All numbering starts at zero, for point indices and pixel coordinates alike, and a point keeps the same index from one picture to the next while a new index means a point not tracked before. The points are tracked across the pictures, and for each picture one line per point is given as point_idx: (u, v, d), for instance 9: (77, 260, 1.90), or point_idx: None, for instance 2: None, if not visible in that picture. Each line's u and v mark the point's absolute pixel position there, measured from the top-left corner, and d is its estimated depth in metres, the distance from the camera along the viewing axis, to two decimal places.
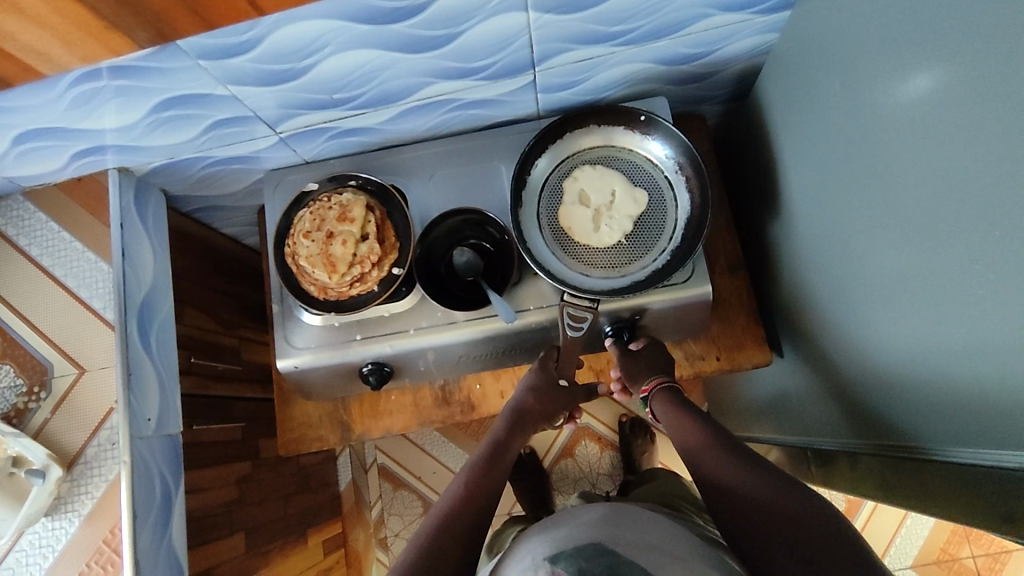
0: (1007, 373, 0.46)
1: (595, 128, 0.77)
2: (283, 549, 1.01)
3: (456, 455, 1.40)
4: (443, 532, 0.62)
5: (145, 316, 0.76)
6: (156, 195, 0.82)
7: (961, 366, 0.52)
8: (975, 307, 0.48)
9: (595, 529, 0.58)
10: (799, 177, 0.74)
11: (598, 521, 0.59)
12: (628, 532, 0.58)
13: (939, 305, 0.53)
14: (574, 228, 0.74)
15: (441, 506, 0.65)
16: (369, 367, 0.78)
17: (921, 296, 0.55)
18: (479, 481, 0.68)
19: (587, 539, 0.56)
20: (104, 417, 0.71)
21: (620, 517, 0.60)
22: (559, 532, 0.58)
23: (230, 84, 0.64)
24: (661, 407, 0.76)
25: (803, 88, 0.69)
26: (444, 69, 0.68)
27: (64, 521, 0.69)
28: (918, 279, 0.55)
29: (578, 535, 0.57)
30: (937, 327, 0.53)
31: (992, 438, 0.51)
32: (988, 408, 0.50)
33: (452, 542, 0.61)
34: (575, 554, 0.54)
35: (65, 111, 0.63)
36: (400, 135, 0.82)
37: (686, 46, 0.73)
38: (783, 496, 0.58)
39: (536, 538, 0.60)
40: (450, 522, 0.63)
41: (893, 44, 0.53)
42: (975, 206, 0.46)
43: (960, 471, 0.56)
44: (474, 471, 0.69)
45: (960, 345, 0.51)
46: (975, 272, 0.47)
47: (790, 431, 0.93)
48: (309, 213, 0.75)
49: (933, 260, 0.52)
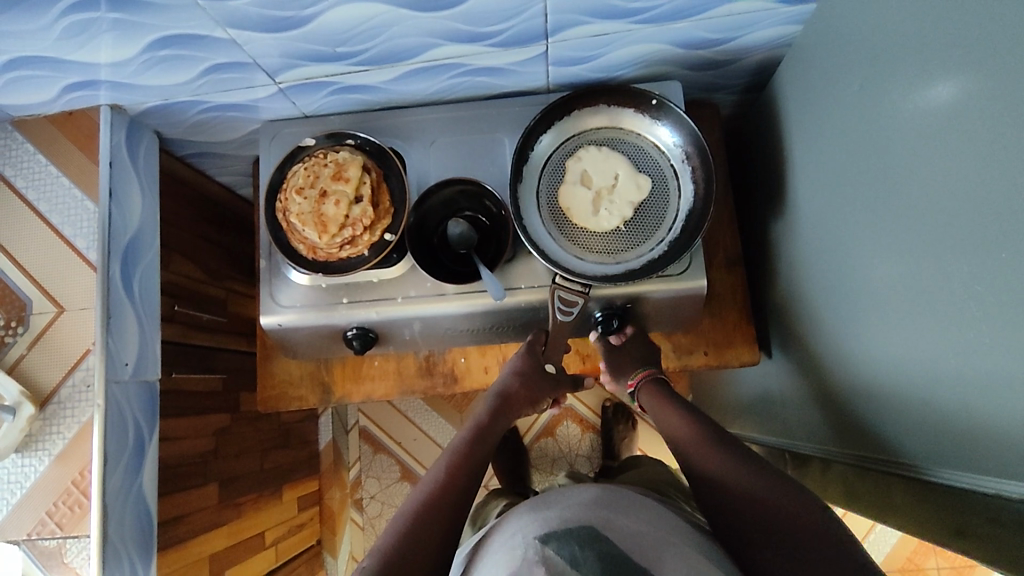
0: (997, 397, 0.45)
1: (604, 108, 0.75)
2: (256, 503, 1.01)
3: (438, 425, 1.41)
4: (429, 516, 0.59)
5: (129, 259, 0.74)
6: (150, 136, 0.80)
7: (951, 386, 0.51)
8: (971, 327, 0.47)
9: (587, 512, 0.57)
10: (807, 178, 0.72)
11: (590, 504, 0.58)
12: (621, 517, 0.57)
13: (936, 320, 0.51)
14: (573, 211, 0.72)
15: (425, 488, 0.62)
16: (353, 331, 0.77)
17: (920, 310, 0.53)
18: (466, 464, 0.65)
19: (582, 522, 0.55)
20: (81, 358, 0.69)
21: (615, 502, 0.60)
22: (551, 511, 0.58)
23: (230, 27, 0.61)
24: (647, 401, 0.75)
25: (821, 85, 0.67)
26: (453, 31, 0.66)
27: (34, 459, 0.68)
28: (919, 292, 0.53)
29: (570, 516, 0.56)
30: (931, 342, 0.52)
31: (969, 463, 0.50)
32: (969, 432, 0.50)
33: (439, 521, 0.59)
34: (567, 534, 0.54)
35: (57, 41, 0.61)
36: (403, 97, 0.80)
37: (706, 30, 0.70)
38: (786, 502, 0.56)
39: (525, 517, 0.59)
40: (437, 505, 0.60)
41: (917, 47, 0.50)
42: (986, 222, 0.44)
43: (927, 489, 0.57)
44: (460, 452, 0.67)
45: (953, 363, 0.50)
46: (973, 294, 0.46)
47: (768, 431, 0.93)
48: (303, 168, 0.73)
49: (935, 274, 0.50)
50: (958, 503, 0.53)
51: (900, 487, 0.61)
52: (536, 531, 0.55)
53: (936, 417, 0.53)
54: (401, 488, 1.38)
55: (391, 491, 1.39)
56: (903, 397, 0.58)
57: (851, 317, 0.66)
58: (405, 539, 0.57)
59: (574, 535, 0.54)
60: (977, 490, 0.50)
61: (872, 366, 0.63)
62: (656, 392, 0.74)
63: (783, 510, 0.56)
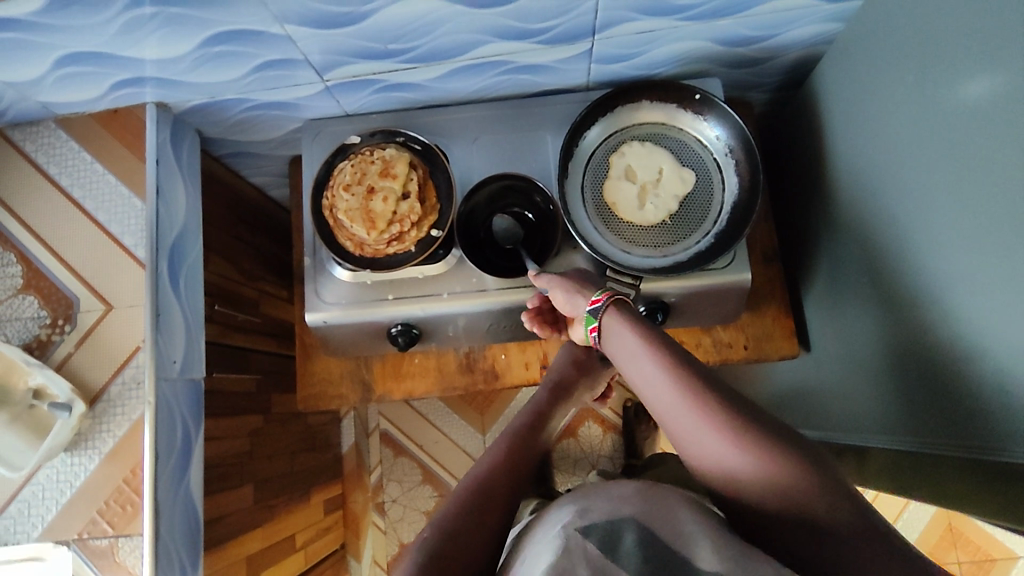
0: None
1: (648, 104, 0.76)
2: (287, 505, 1.01)
3: (460, 427, 1.40)
4: (489, 497, 0.59)
5: (175, 258, 0.74)
6: (192, 135, 0.80)
7: (1016, 369, 0.51)
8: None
9: (630, 503, 0.49)
10: (850, 171, 0.73)
11: (631, 496, 0.50)
12: (672, 512, 0.48)
13: (999, 305, 0.52)
14: (619, 205, 0.73)
15: (483, 470, 0.62)
16: (398, 328, 0.77)
17: (981, 296, 0.54)
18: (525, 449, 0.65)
19: (626, 514, 0.48)
20: (129, 356, 0.69)
21: (662, 491, 0.52)
22: (591, 499, 0.50)
23: (287, 24, 0.62)
24: (634, 350, 0.57)
25: (865, 80, 0.68)
26: (504, 27, 0.67)
27: (84, 458, 0.67)
28: (981, 278, 0.54)
29: (614, 510, 0.49)
30: (991, 324, 0.53)
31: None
32: None
33: (496, 498, 0.59)
34: (608, 528, 0.47)
35: (114, 37, 0.61)
36: (445, 95, 0.80)
37: (748, 27, 0.72)
38: (795, 485, 0.47)
39: (563, 509, 0.52)
40: (495, 488, 0.60)
41: (973, 39, 0.52)
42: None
43: (975, 468, 0.57)
44: (518, 437, 0.66)
45: (1017, 346, 0.51)
46: None
47: (804, 424, 0.94)
48: (349, 165, 0.73)
49: (998, 259, 0.52)
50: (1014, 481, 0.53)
51: (948, 469, 0.62)
52: (575, 522, 0.48)
53: (995, 399, 0.54)
54: (423, 491, 1.38)
55: (413, 494, 1.38)
56: (959, 382, 0.59)
57: (901, 306, 0.67)
58: (463, 514, 0.57)
59: (617, 527, 0.47)
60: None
61: (922, 353, 0.64)
62: (617, 328, 0.60)
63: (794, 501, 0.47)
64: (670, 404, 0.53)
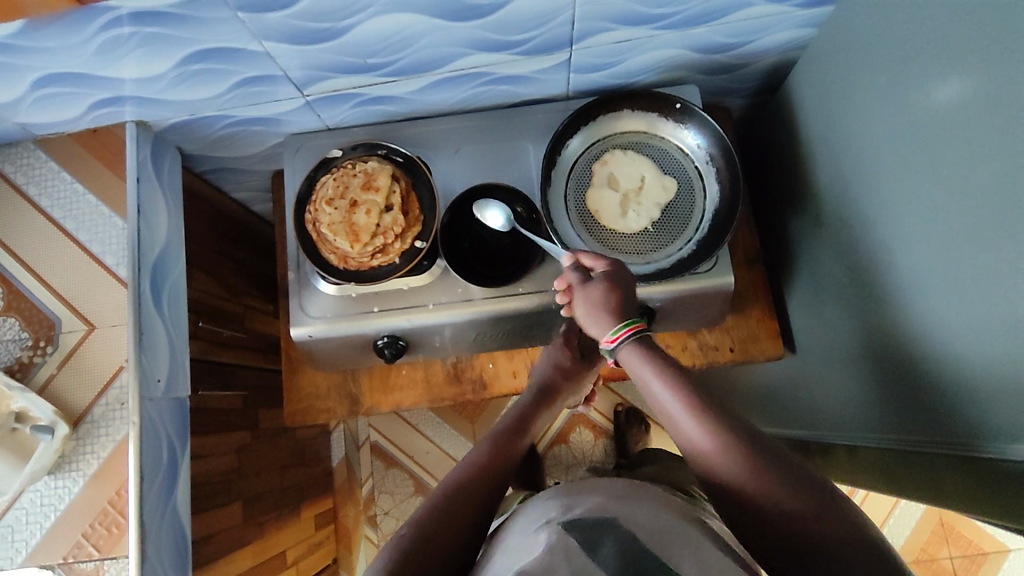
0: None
1: (628, 112, 0.77)
2: (276, 521, 1.00)
3: (450, 437, 1.40)
4: (472, 493, 0.58)
5: (158, 275, 0.74)
6: (172, 152, 0.80)
7: (992, 365, 0.52)
8: (1010, 306, 0.49)
9: (616, 501, 0.50)
10: (827, 173, 0.74)
11: (616, 492, 0.51)
12: (651, 508, 0.50)
13: (973, 303, 0.53)
14: (602, 213, 0.74)
15: (465, 467, 0.61)
16: (384, 340, 0.77)
17: (957, 294, 0.55)
18: (508, 449, 0.65)
19: (608, 515, 0.48)
20: (114, 375, 0.69)
21: (646, 490, 0.52)
22: (576, 496, 0.51)
23: (265, 41, 0.62)
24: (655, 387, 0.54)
25: (838, 84, 0.69)
26: (482, 40, 0.67)
27: (69, 480, 0.67)
28: (955, 277, 0.55)
29: (596, 506, 0.49)
30: (966, 322, 0.54)
31: (1007, 435, 0.52)
32: (1010, 412, 0.51)
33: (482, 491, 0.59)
34: (591, 522, 0.47)
35: (92, 57, 0.61)
36: (426, 107, 0.81)
37: (723, 35, 0.73)
38: (815, 520, 0.45)
39: (546, 500, 0.52)
40: (477, 484, 0.59)
41: (940, 43, 0.53)
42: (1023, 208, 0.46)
43: (958, 463, 0.58)
44: (501, 438, 0.66)
45: (992, 342, 0.52)
46: (1012, 273, 0.48)
47: (792, 424, 0.95)
48: (332, 179, 0.73)
49: (970, 258, 0.53)
50: (1006, 478, 0.52)
51: (931, 464, 0.63)
52: (559, 516, 0.48)
53: (973, 394, 0.55)
54: (415, 502, 1.37)
55: (405, 506, 1.37)
56: (937, 379, 0.60)
57: (880, 306, 0.68)
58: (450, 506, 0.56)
59: (601, 524, 0.47)
60: (1013, 462, 0.51)
61: (901, 350, 0.65)
62: (635, 357, 0.57)
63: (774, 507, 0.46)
64: (671, 413, 0.53)
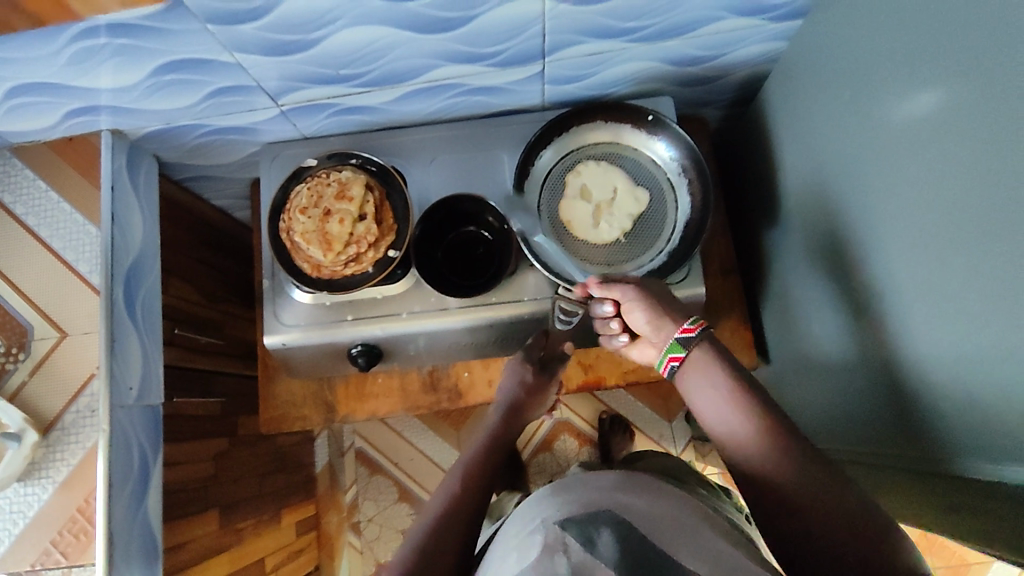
0: (993, 387, 0.48)
1: (602, 124, 0.77)
2: (255, 528, 1.00)
3: (434, 444, 1.40)
4: (443, 537, 0.56)
5: (132, 283, 0.74)
6: (149, 160, 0.80)
7: (948, 378, 0.53)
8: (966, 320, 0.49)
9: (610, 496, 0.50)
10: (798, 185, 0.75)
11: (609, 486, 0.51)
12: (645, 502, 0.50)
13: (931, 318, 0.54)
14: (574, 223, 0.75)
15: (435, 507, 0.59)
16: (358, 349, 0.77)
17: (917, 308, 0.55)
18: (479, 478, 0.63)
19: (602, 508, 0.48)
20: (84, 384, 0.69)
21: (640, 483, 0.52)
22: (570, 493, 0.50)
23: (236, 51, 0.63)
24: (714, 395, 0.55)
25: (807, 97, 0.70)
26: (454, 52, 0.68)
27: (38, 488, 0.67)
28: (915, 292, 0.55)
29: (590, 500, 0.49)
30: (925, 335, 0.55)
31: (963, 449, 0.52)
32: (967, 426, 0.51)
33: (456, 525, 0.58)
34: (587, 520, 0.47)
35: (63, 67, 0.61)
36: (402, 117, 0.81)
37: (695, 48, 0.74)
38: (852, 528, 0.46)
39: (540, 498, 0.52)
40: (453, 516, 0.58)
41: (900, 60, 0.54)
42: (977, 224, 0.47)
43: (919, 475, 0.59)
44: (471, 461, 0.65)
45: (948, 355, 0.52)
46: (968, 288, 0.49)
47: None
48: (306, 188, 0.74)
49: (928, 272, 0.53)
50: (965, 492, 0.52)
51: (892, 476, 0.63)
52: (553, 515, 0.48)
53: (931, 407, 0.55)
54: (398, 509, 1.37)
55: (389, 513, 1.37)
56: (897, 393, 0.60)
57: (848, 318, 0.68)
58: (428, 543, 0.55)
59: (597, 520, 0.47)
60: (962, 476, 0.52)
61: (866, 362, 0.65)
62: (693, 365, 0.58)
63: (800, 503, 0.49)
64: (725, 421, 0.55)
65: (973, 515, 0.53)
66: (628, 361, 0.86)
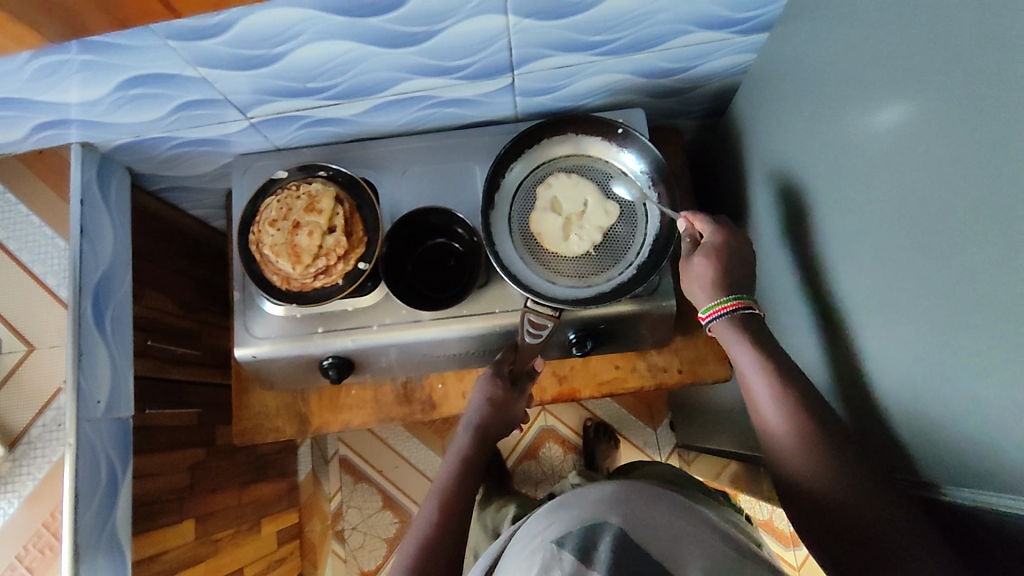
0: (945, 405, 0.47)
1: (572, 136, 0.77)
2: (234, 538, 0.99)
3: (419, 451, 1.40)
4: (431, 558, 0.60)
5: (101, 296, 0.74)
6: (121, 172, 0.80)
7: (903, 395, 0.53)
8: (921, 338, 0.49)
9: (607, 507, 0.53)
10: (768, 197, 0.75)
11: (608, 498, 0.54)
12: (645, 513, 0.53)
13: (889, 334, 0.53)
14: (545, 236, 0.74)
15: (421, 532, 0.62)
16: (330, 361, 0.77)
17: (877, 324, 0.55)
18: (457, 502, 0.66)
19: (597, 519, 0.52)
20: (52, 397, 0.72)
21: (641, 493, 0.55)
22: (574, 506, 0.54)
23: (201, 66, 0.63)
24: (753, 366, 0.60)
25: (776, 109, 0.70)
26: (422, 65, 0.68)
27: (4, 502, 0.69)
28: (875, 308, 0.55)
29: (588, 514, 0.53)
30: (883, 351, 0.55)
31: (921, 467, 0.52)
32: (923, 444, 0.51)
33: (437, 563, 0.59)
34: (585, 535, 0.51)
35: (27, 82, 0.61)
36: (375, 129, 0.81)
37: (665, 60, 0.74)
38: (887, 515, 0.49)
39: (546, 515, 0.56)
40: (432, 554, 0.60)
41: (860, 76, 0.53)
42: (931, 243, 0.47)
43: None
44: (448, 497, 0.66)
45: (904, 372, 0.52)
46: (924, 307, 0.48)
47: None
48: (276, 201, 0.74)
49: (887, 290, 0.53)
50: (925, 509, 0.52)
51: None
52: (553, 533, 0.52)
53: (891, 423, 0.55)
54: (383, 517, 1.37)
55: (373, 521, 1.37)
56: (860, 407, 0.60)
57: (815, 331, 0.68)
58: None
59: (594, 536, 0.50)
60: (920, 492, 0.52)
61: (833, 376, 0.65)
62: (734, 332, 0.63)
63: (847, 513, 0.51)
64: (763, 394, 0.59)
65: None
66: (602, 372, 0.86)
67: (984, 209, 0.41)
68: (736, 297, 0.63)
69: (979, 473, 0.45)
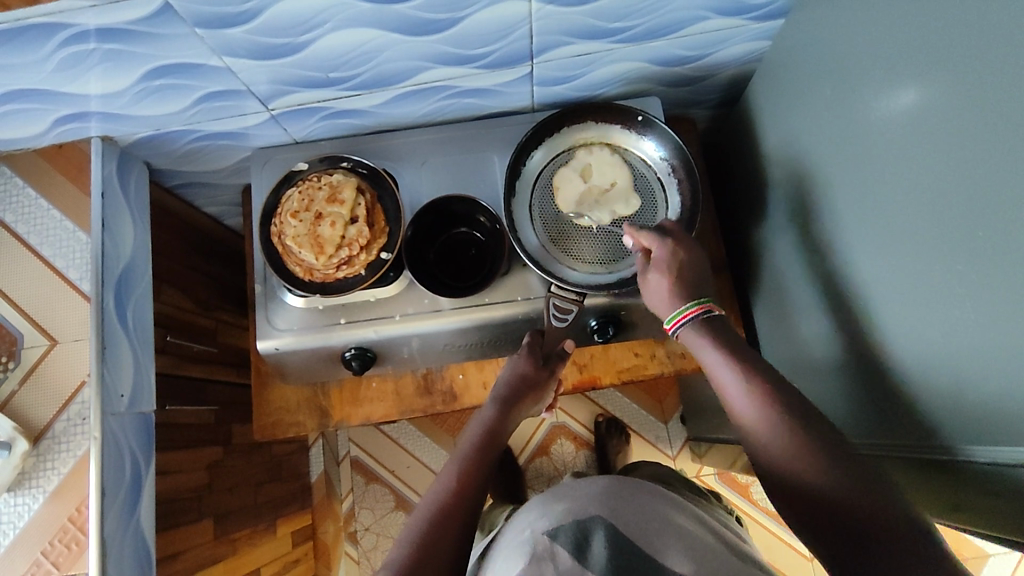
0: (970, 373, 0.48)
1: (592, 124, 0.78)
2: (251, 538, 0.98)
3: (430, 450, 1.39)
4: (440, 529, 0.58)
5: (122, 290, 0.74)
6: (140, 167, 0.80)
7: (923, 369, 0.53)
8: (943, 312, 0.50)
9: (597, 500, 0.59)
10: (782, 181, 0.76)
11: (598, 492, 0.60)
12: (628, 504, 0.59)
13: (906, 310, 0.54)
14: (560, 190, 0.76)
15: (435, 496, 0.61)
16: (352, 352, 0.77)
17: (893, 301, 0.56)
18: (474, 472, 0.64)
19: (590, 512, 0.57)
20: (75, 391, 0.73)
21: (628, 488, 0.61)
22: (560, 502, 0.60)
23: (225, 55, 0.63)
24: (710, 357, 0.60)
25: (791, 94, 0.71)
26: (443, 54, 0.68)
27: (28, 497, 0.70)
28: (891, 284, 0.56)
29: (578, 508, 0.58)
30: (902, 327, 0.55)
31: (945, 438, 0.52)
32: (946, 418, 0.52)
33: (453, 532, 0.58)
34: (577, 530, 0.56)
35: (50, 74, 0.61)
36: (393, 121, 0.82)
37: (682, 48, 0.75)
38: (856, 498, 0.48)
39: (536, 508, 0.61)
40: (446, 521, 0.59)
41: (878, 55, 0.54)
42: (950, 214, 0.47)
43: (905, 465, 0.59)
44: (470, 463, 0.65)
45: (922, 345, 0.53)
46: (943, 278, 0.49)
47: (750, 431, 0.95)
48: (297, 192, 0.74)
49: (905, 264, 0.53)
50: (952, 479, 0.53)
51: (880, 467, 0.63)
52: (544, 526, 0.57)
53: (909, 397, 0.56)
54: (396, 517, 1.36)
55: (386, 522, 1.36)
56: (877, 384, 0.61)
57: (828, 313, 0.68)
58: (425, 546, 0.56)
59: (585, 528, 0.56)
60: (946, 462, 0.53)
61: (847, 356, 0.66)
62: (696, 336, 0.62)
63: (831, 494, 0.49)
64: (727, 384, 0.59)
65: (962, 502, 0.53)
66: (622, 359, 0.86)
67: (1002, 174, 0.42)
68: (697, 302, 0.63)
69: (1006, 437, 0.46)
